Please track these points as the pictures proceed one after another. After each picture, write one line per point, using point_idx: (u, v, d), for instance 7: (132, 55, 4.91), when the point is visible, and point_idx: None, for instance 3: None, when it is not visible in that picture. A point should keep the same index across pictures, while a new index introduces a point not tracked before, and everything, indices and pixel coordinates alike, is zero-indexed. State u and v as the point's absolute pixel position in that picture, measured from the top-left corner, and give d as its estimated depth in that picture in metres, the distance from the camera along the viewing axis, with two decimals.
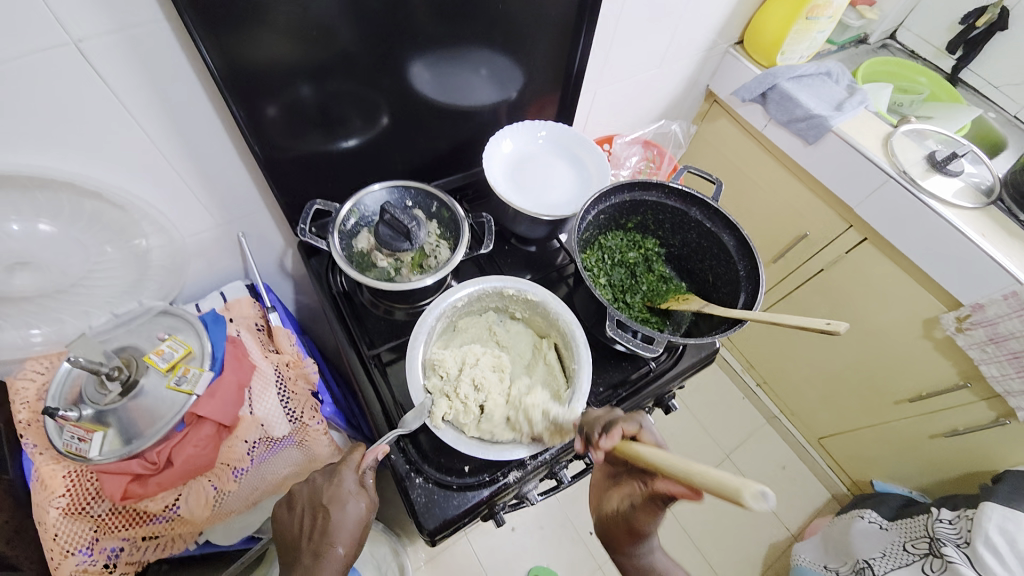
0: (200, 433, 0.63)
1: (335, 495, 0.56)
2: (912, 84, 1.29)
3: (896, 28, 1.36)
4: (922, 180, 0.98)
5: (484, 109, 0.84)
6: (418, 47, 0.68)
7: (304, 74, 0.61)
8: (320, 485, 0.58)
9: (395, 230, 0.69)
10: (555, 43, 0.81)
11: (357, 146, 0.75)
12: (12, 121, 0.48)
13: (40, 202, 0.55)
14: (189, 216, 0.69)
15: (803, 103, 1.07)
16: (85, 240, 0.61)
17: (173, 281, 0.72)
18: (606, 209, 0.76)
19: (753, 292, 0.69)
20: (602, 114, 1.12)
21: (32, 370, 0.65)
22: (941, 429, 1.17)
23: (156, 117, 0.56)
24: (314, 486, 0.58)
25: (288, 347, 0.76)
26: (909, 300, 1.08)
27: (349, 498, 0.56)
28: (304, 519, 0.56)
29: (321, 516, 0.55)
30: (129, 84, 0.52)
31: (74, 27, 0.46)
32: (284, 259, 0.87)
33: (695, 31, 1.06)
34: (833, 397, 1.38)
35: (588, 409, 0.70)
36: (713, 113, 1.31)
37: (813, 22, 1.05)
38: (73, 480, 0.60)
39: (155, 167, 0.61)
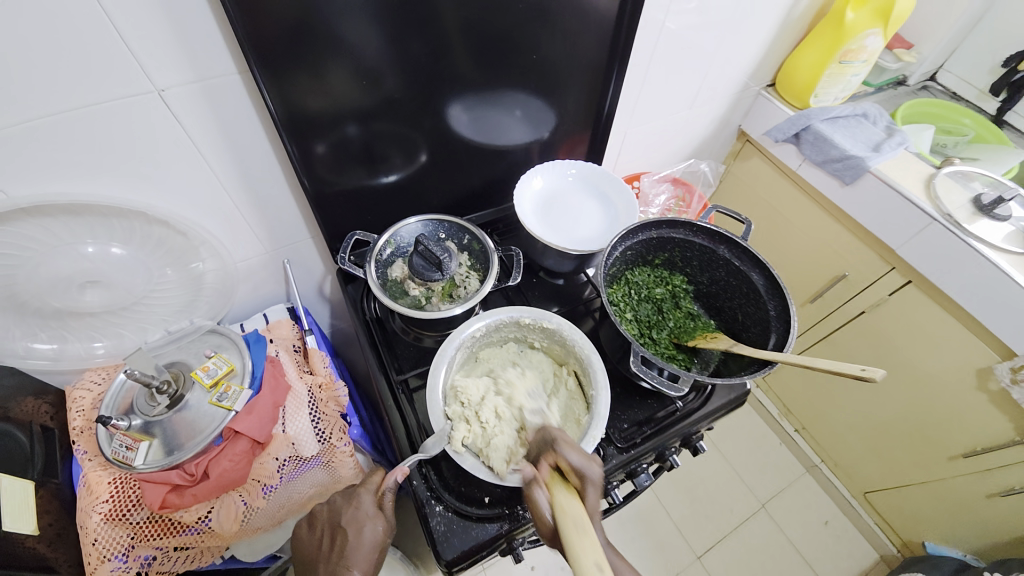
0: (235, 449, 0.67)
1: (353, 518, 0.58)
2: (955, 125, 1.26)
3: (936, 70, 1.35)
4: (968, 224, 0.95)
5: (517, 148, 0.88)
6: (457, 91, 0.73)
7: (353, 116, 0.67)
8: (340, 506, 0.59)
9: (427, 260, 0.73)
10: (586, 87, 0.85)
11: (397, 181, 0.80)
12: (99, 157, 0.55)
13: (115, 228, 0.61)
14: (241, 243, 0.74)
15: (839, 143, 1.06)
16: (149, 262, 0.67)
17: (221, 302, 0.77)
18: (633, 246, 0.77)
19: (784, 333, 0.67)
20: (632, 153, 1.15)
21: (90, 380, 0.71)
22: (998, 489, 1.08)
23: (221, 155, 0.62)
24: (335, 508, 0.60)
25: (321, 369, 0.79)
26: (958, 348, 1.02)
27: (366, 522, 0.58)
28: (323, 541, 0.58)
29: (340, 539, 0.57)
30: (201, 127, 0.58)
31: (159, 78, 0.52)
32: (323, 285, 0.91)
33: (725, 75, 1.08)
34: (878, 448, 1.30)
35: (611, 445, 0.69)
36: (745, 152, 1.32)
37: (846, 66, 1.06)
38: (117, 487, 0.64)
39: (216, 199, 0.67)
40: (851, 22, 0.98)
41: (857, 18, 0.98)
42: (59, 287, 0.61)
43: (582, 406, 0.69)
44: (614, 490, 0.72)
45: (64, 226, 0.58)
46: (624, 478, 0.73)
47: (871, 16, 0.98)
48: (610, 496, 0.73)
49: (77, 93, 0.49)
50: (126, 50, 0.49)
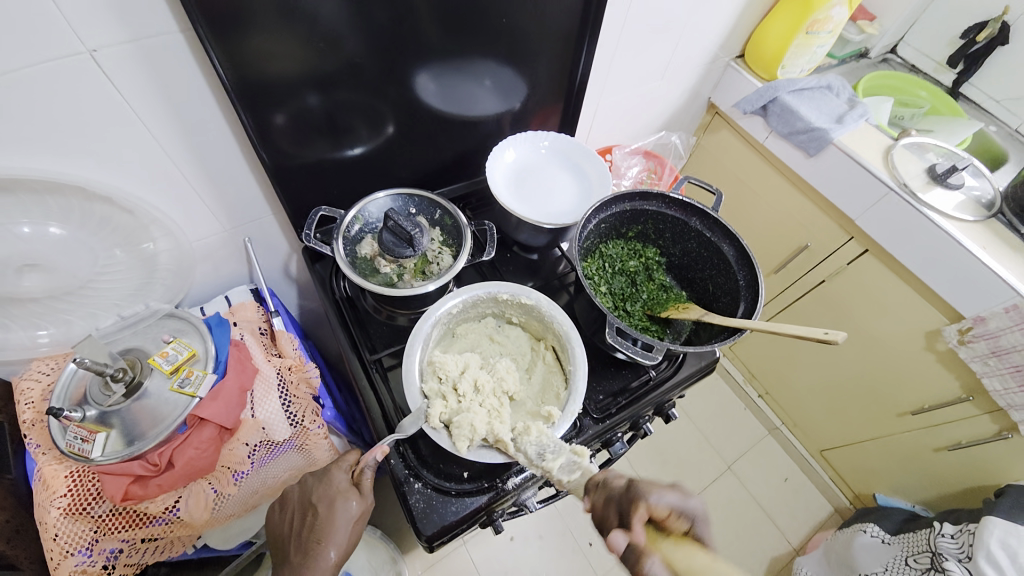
0: (201, 436, 0.64)
1: (326, 495, 0.57)
2: (911, 97, 1.30)
3: (896, 42, 1.38)
4: (923, 193, 0.99)
5: (488, 119, 0.85)
6: (423, 58, 0.69)
7: (312, 84, 0.63)
8: (310, 485, 0.58)
9: (398, 236, 0.71)
10: (557, 56, 0.83)
11: (363, 153, 0.76)
12: (26, 126, 0.50)
13: (53, 205, 0.56)
14: (197, 221, 0.70)
15: (804, 115, 1.08)
16: (94, 243, 0.62)
17: (179, 285, 0.73)
18: (607, 218, 0.76)
19: (753, 302, 0.69)
20: (604, 125, 1.13)
21: (37, 370, 0.66)
22: (943, 442, 1.17)
23: (167, 124, 0.58)
24: (305, 488, 0.59)
25: (290, 351, 0.77)
26: (910, 313, 1.08)
27: (339, 498, 0.57)
28: (295, 519, 0.57)
29: (312, 515, 0.56)
30: (142, 93, 0.54)
31: (89, 38, 0.47)
32: (288, 265, 0.88)
33: (696, 45, 1.07)
34: (836, 410, 1.37)
35: (587, 416, 0.70)
36: (714, 124, 1.33)
37: (813, 37, 1.07)
38: (75, 481, 0.60)
39: (165, 173, 0.62)
40: None
41: None
42: None
43: (561, 380, 0.69)
44: None
45: None
46: (600, 447, 0.75)
47: None
48: None
49: None
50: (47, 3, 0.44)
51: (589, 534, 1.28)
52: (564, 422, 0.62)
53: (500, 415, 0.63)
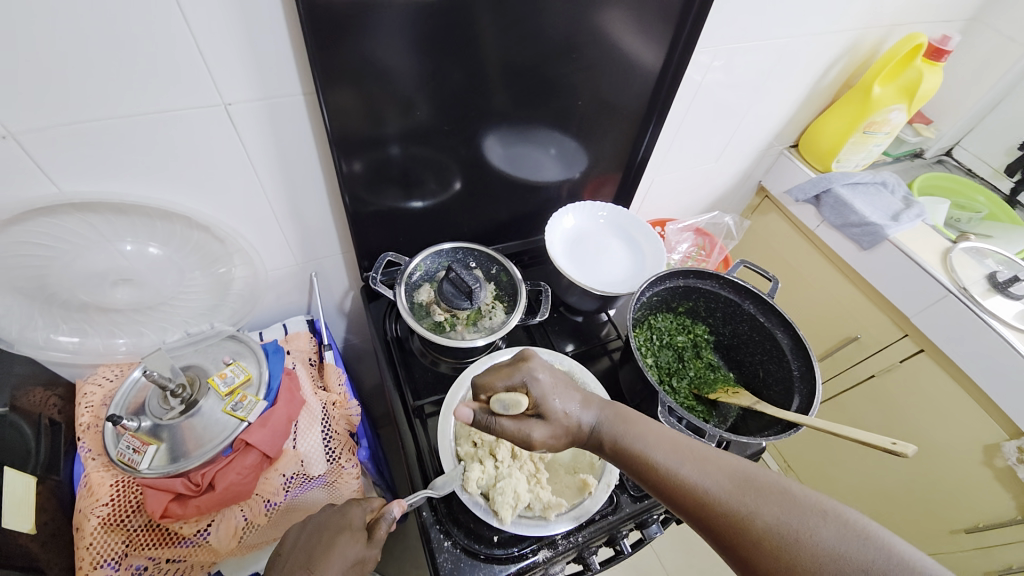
0: (245, 462, 0.64)
1: (335, 525, 0.55)
2: (968, 200, 1.29)
3: (952, 146, 1.39)
4: (983, 299, 0.96)
5: (549, 184, 0.90)
6: (497, 124, 0.75)
7: (397, 138, 0.69)
8: (326, 514, 0.57)
9: (458, 288, 0.73)
10: (622, 134, 0.88)
11: (428, 206, 0.81)
12: (155, 160, 0.56)
13: (156, 228, 0.62)
14: (273, 253, 0.75)
15: (858, 209, 1.09)
16: (183, 264, 0.67)
17: (245, 309, 0.77)
18: (659, 292, 0.78)
19: (808, 396, 0.67)
20: (657, 199, 1.17)
21: (102, 375, 0.70)
22: (996, 567, 1.08)
23: (271, 168, 0.64)
24: (319, 516, 0.57)
25: (336, 386, 0.79)
26: (966, 422, 1.02)
27: (345, 533, 0.55)
28: (295, 540, 0.55)
29: (313, 540, 0.54)
30: (257, 140, 0.60)
31: (228, 94, 0.54)
32: (343, 301, 0.91)
33: (752, 133, 1.12)
34: (880, 518, 1.27)
35: (625, 493, 0.68)
36: (763, 207, 1.35)
37: (870, 136, 1.10)
38: (119, 490, 0.62)
39: (259, 210, 0.68)
40: (879, 96, 1.02)
41: (884, 93, 1.02)
42: (92, 281, 0.61)
43: (592, 448, 0.68)
44: (623, 540, 0.70)
45: (108, 222, 0.58)
46: (633, 527, 0.72)
47: (896, 92, 1.02)
48: (619, 544, 0.71)
49: (144, 100, 0.51)
50: (201, 64, 0.51)
51: None
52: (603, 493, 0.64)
53: (539, 481, 0.63)
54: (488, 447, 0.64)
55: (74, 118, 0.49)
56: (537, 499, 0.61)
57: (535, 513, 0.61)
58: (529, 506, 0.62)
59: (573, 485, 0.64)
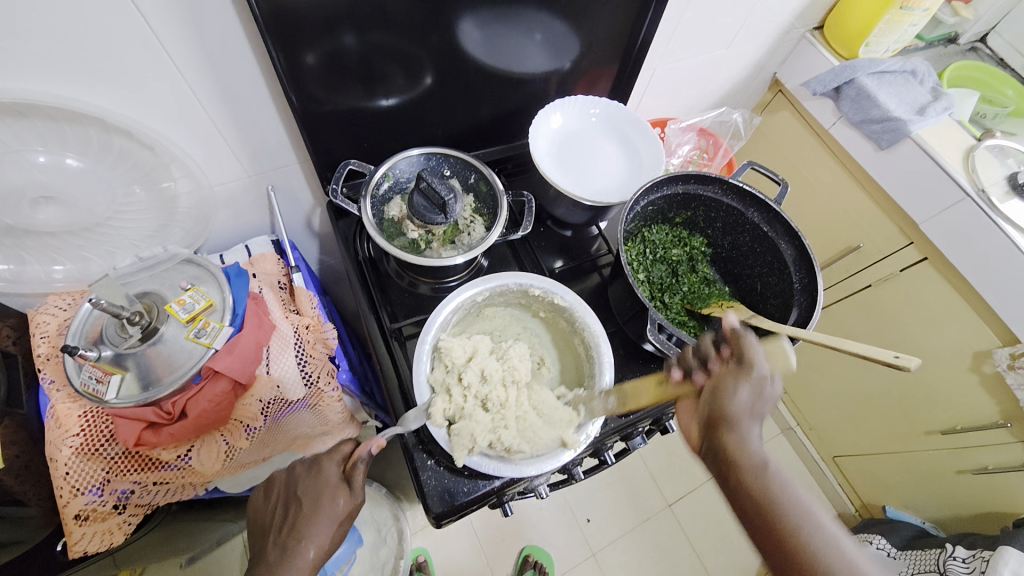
0: (215, 389, 0.62)
1: (315, 487, 0.55)
2: (997, 94, 1.17)
3: (989, 29, 1.23)
4: (1001, 203, 0.90)
5: (535, 78, 0.78)
6: (470, 2, 0.62)
7: (349, 22, 0.57)
8: (297, 477, 0.56)
9: (430, 201, 0.66)
10: (620, 13, 0.74)
11: (396, 106, 0.70)
12: (42, 46, 0.46)
13: (69, 134, 0.53)
14: (218, 163, 0.66)
15: (881, 103, 0.98)
16: (112, 178, 0.59)
17: (199, 229, 0.70)
18: (655, 201, 0.70)
19: (807, 309, 0.63)
20: (656, 95, 1.04)
21: (53, 305, 0.64)
22: (970, 466, 1.12)
23: (192, 56, 0.53)
24: (290, 479, 0.56)
25: (309, 310, 0.75)
26: (960, 330, 1.01)
27: (327, 493, 0.54)
28: (277, 509, 0.55)
29: (296, 509, 0.53)
30: (162, 16, 0.48)
31: None
32: (312, 217, 0.84)
33: (772, 12, 0.96)
34: (856, 419, 1.33)
35: (611, 409, 0.67)
36: (775, 104, 1.22)
37: (905, 14, 0.95)
38: (89, 421, 0.60)
39: (189, 110, 0.58)
40: None
41: None
42: (7, 201, 0.53)
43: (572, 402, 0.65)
44: (607, 451, 0.71)
45: (6, 128, 0.49)
46: (619, 439, 0.72)
47: None
48: (603, 455, 0.72)
49: None
50: None
51: (589, 511, 1.30)
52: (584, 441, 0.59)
53: (503, 420, 0.59)
54: (458, 371, 0.61)
55: None
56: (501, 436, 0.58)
57: (496, 451, 0.58)
58: (492, 443, 0.58)
59: (549, 423, 0.60)
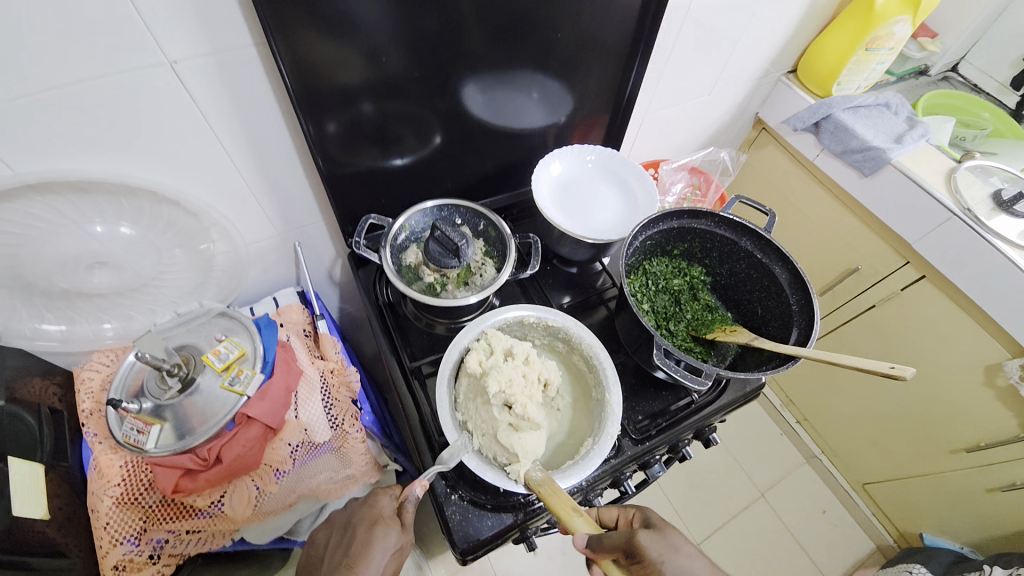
0: (248, 434, 0.65)
1: (368, 519, 0.58)
2: (974, 118, 1.23)
3: (957, 60, 1.32)
4: (988, 219, 0.93)
5: (534, 131, 0.86)
6: (473, 71, 0.70)
7: (367, 93, 0.64)
8: (357, 508, 0.60)
9: (444, 247, 0.72)
10: (606, 70, 0.82)
11: (409, 163, 0.77)
12: (111, 133, 0.53)
13: (124, 206, 0.59)
14: (250, 224, 0.72)
15: (859, 134, 1.04)
16: (159, 242, 0.65)
17: (232, 285, 0.76)
18: (653, 235, 0.75)
19: (806, 329, 0.66)
20: (648, 140, 1.12)
21: (98, 361, 0.69)
22: (998, 483, 1.09)
23: (234, 132, 0.60)
24: (348, 513, 0.61)
25: (333, 355, 0.79)
26: (968, 344, 1.02)
27: (380, 523, 0.57)
28: (333, 539, 0.59)
29: (351, 537, 0.57)
30: (214, 103, 0.56)
31: (172, 50, 0.50)
32: (333, 268, 0.90)
33: (747, 61, 1.05)
34: (880, 443, 1.30)
35: (626, 437, 0.69)
36: (761, 140, 1.29)
37: (872, 53, 1.03)
38: (128, 471, 0.63)
39: (229, 178, 0.65)
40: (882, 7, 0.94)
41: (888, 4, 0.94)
42: (66, 267, 0.59)
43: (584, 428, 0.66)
44: (626, 480, 0.72)
45: (71, 204, 0.56)
46: (637, 468, 0.73)
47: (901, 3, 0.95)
48: (623, 486, 0.73)
49: (86, 64, 0.47)
50: (136, 16, 0.46)
51: None
52: (606, 444, 0.62)
53: (533, 398, 0.61)
54: (501, 347, 0.66)
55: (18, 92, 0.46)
56: (518, 406, 0.59)
57: (512, 416, 0.59)
58: (507, 406, 0.60)
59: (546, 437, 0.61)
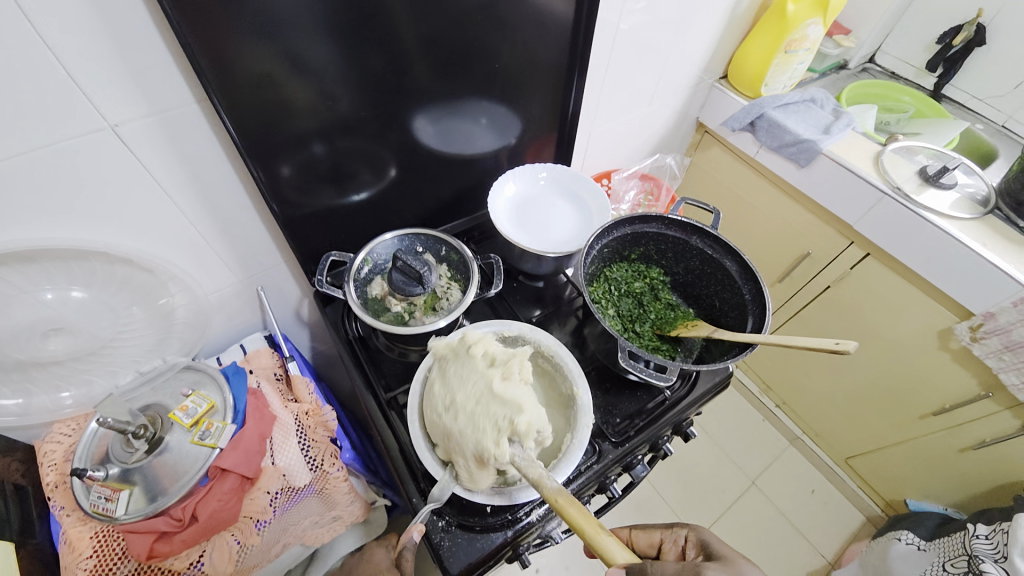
0: (224, 487, 0.63)
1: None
2: (895, 102, 1.35)
3: (874, 52, 1.43)
4: (917, 195, 1.00)
5: (486, 155, 0.89)
6: (420, 104, 0.73)
7: (317, 135, 0.66)
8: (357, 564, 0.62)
9: (408, 275, 0.73)
10: (549, 91, 0.86)
11: (367, 198, 0.79)
12: (54, 200, 0.53)
13: (76, 271, 0.59)
14: (211, 273, 0.72)
15: (792, 128, 1.11)
16: (115, 302, 0.64)
17: (195, 337, 0.75)
18: (608, 243, 0.78)
19: (761, 315, 0.70)
20: (599, 152, 1.17)
21: (59, 432, 0.67)
22: (968, 442, 1.15)
23: (183, 186, 0.60)
24: (350, 570, 0.63)
25: (306, 397, 0.78)
26: (919, 313, 1.08)
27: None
28: None
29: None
30: (159, 161, 0.57)
31: (111, 114, 0.50)
32: (300, 308, 0.90)
33: (682, 69, 1.12)
34: (856, 418, 1.35)
35: (606, 441, 0.70)
36: (705, 143, 1.36)
37: (792, 55, 1.11)
38: (100, 541, 0.61)
39: (183, 232, 0.65)
40: (794, 13, 1.02)
41: (799, 9, 1.02)
42: (18, 338, 0.58)
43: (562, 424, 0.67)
44: (612, 485, 0.73)
45: (21, 274, 0.55)
46: (621, 471, 0.74)
47: (811, 6, 1.02)
48: (610, 490, 0.74)
49: (24, 135, 0.47)
50: (73, 86, 0.47)
51: None
52: (584, 436, 0.64)
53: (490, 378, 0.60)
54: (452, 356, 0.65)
55: None
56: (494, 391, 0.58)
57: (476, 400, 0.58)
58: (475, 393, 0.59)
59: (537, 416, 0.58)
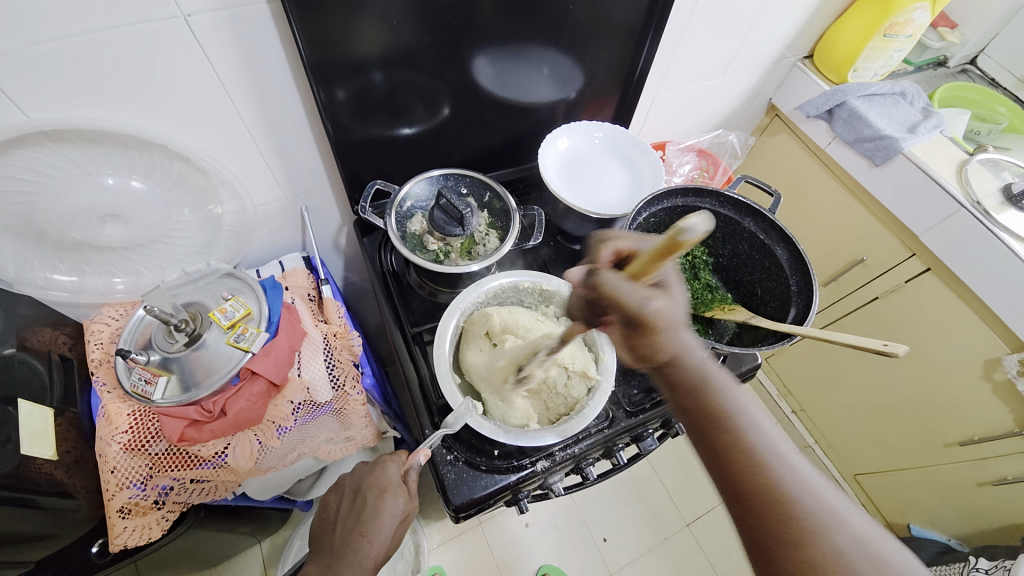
0: (253, 389, 0.67)
1: (378, 487, 0.61)
2: (989, 112, 1.22)
3: (976, 53, 1.29)
4: (997, 213, 0.93)
5: (543, 106, 0.85)
6: (484, 42, 0.70)
7: (378, 62, 0.65)
8: (365, 474, 0.63)
9: (449, 215, 0.72)
10: (619, 48, 0.82)
11: (416, 134, 0.77)
12: (123, 84, 0.53)
13: (137, 160, 0.61)
14: (260, 186, 0.74)
15: (873, 122, 1.03)
16: (168, 199, 0.66)
17: (239, 247, 0.76)
18: (657, 212, 0.76)
19: (804, 309, 0.67)
20: (658, 121, 1.11)
21: (108, 315, 0.71)
22: (988, 477, 1.11)
23: (245, 91, 0.61)
24: (357, 476, 0.64)
25: (336, 319, 0.80)
26: (970, 338, 1.02)
27: (389, 492, 0.60)
28: (343, 502, 0.62)
29: (362, 503, 0.60)
30: (224, 56, 0.56)
31: (186, 3, 0.50)
32: (338, 236, 0.91)
33: (764, 43, 1.04)
34: (875, 435, 1.31)
35: (620, 409, 0.70)
36: (773, 127, 1.28)
37: (891, 40, 1.02)
38: (136, 418, 0.65)
39: (240, 138, 0.65)
40: None
41: None
42: (79, 219, 0.60)
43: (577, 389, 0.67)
44: (619, 452, 0.73)
45: (85, 154, 0.57)
46: (629, 441, 0.74)
47: None
48: (616, 457, 0.74)
49: (99, 14, 0.47)
50: None
51: (604, 530, 1.29)
52: (600, 400, 0.64)
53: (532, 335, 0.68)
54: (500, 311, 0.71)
55: (28, 39, 0.46)
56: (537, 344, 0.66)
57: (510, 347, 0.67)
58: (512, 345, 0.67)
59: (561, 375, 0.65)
